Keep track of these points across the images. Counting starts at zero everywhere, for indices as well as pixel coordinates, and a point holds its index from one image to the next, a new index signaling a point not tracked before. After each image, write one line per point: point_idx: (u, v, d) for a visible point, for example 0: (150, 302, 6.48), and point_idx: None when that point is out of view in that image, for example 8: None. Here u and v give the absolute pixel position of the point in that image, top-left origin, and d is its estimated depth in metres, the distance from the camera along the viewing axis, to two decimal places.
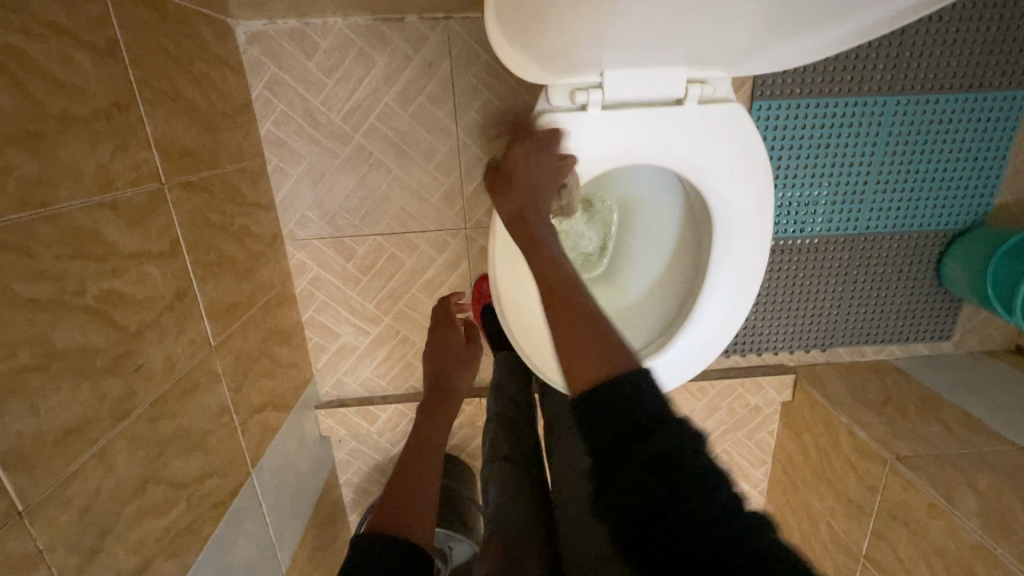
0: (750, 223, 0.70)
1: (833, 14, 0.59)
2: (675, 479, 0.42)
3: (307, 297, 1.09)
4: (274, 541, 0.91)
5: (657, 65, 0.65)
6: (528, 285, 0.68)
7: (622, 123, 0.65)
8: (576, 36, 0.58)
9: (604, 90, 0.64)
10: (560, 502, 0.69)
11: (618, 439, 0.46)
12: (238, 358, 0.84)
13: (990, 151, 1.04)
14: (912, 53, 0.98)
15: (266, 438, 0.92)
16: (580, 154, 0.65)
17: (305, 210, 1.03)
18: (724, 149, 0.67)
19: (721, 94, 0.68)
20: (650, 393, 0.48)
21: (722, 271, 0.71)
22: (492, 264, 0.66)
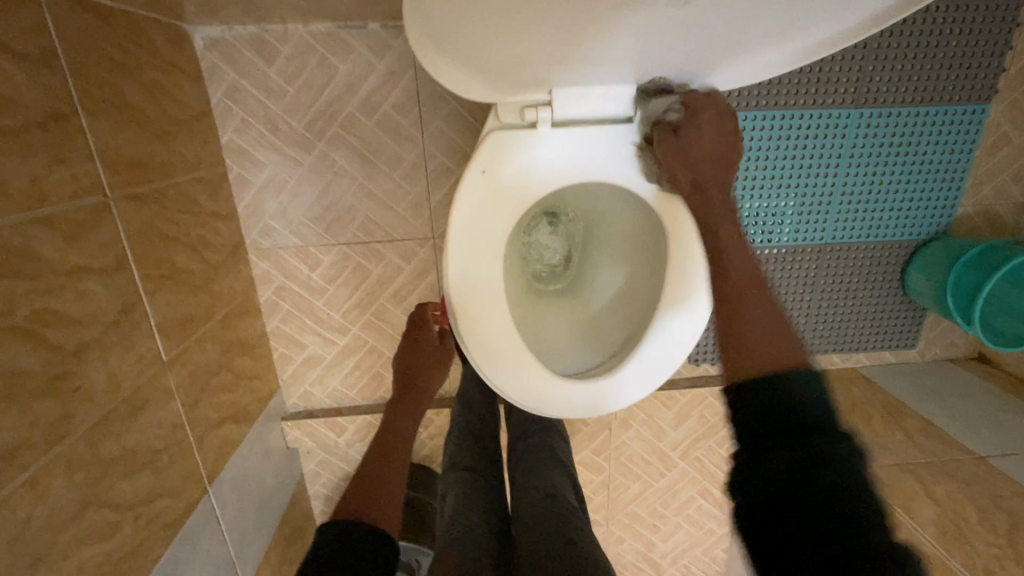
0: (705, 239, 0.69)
1: (778, 35, 0.60)
2: (815, 485, 0.40)
3: (272, 306, 1.07)
4: (234, 558, 0.89)
5: (606, 84, 0.65)
6: (484, 298, 0.66)
7: (574, 140, 0.65)
8: (524, 57, 0.57)
9: (554, 108, 0.64)
10: (521, 516, 0.69)
11: (767, 425, 0.44)
12: (194, 372, 0.82)
13: (953, 163, 1.06)
14: (874, 67, 0.99)
15: (226, 453, 0.90)
16: (536, 169, 0.65)
17: (269, 219, 1.01)
18: None
19: None
20: (821, 392, 0.44)
21: (681, 283, 0.70)
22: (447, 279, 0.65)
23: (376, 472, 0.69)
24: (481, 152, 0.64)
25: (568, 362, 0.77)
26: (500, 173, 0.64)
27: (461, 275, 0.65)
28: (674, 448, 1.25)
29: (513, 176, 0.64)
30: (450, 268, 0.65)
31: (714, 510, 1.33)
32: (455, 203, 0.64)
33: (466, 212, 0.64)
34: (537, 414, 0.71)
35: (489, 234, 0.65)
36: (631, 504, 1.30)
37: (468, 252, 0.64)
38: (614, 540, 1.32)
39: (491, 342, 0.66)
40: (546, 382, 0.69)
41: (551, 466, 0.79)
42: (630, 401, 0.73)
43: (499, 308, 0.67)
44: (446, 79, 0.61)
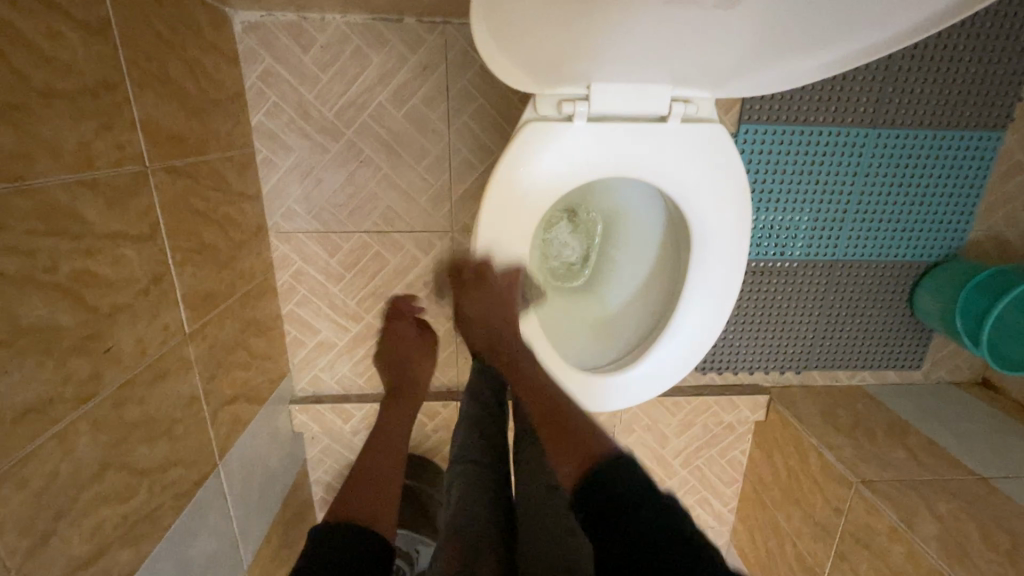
0: (727, 244, 0.70)
1: (808, 41, 0.61)
2: (659, 536, 0.52)
3: (289, 290, 1.09)
4: (237, 535, 0.89)
5: (641, 81, 0.65)
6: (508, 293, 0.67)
7: (609, 133, 0.65)
8: (566, 31, 0.57)
9: (590, 102, 0.64)
10: (525, 516, 0.69)
11: (610, 499, 0.57)
12: (212, 348, 0.83)
13: (966, 188, 1.08)
14: (894, 89, 1.01)
15: (237, 430, 0.91)
16: (565, 164, 0.64)
17: (292, 203, 1.03)
18: (709, 168, 0.67)
19: (704, 113, 0.68)
20: (631, 473, 0.58)
21: (699, 283, 0.71)
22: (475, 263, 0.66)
23: (374, 469, 0.69)
24: (516, 145, 0.64)
25: (582, 355, 0.79)
26: (530, 169, 0.64)
27: (490, 268, 0.66)
28: (675, 455, 1.26)
29: (544, 166, 0.64)
30: (478, 260, 0.66)
31: (712, 520, 1.33)
32: (488, 191, 0.64)
33: (497, 203, 0.64)
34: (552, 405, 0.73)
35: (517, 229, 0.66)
36: None
37: (494, 245, 0.66)
38: None
39: None
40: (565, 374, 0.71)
41: (552, 465, 0.78)
42: (640, 398, 0.75)
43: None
44: (490, 64, 0.61)
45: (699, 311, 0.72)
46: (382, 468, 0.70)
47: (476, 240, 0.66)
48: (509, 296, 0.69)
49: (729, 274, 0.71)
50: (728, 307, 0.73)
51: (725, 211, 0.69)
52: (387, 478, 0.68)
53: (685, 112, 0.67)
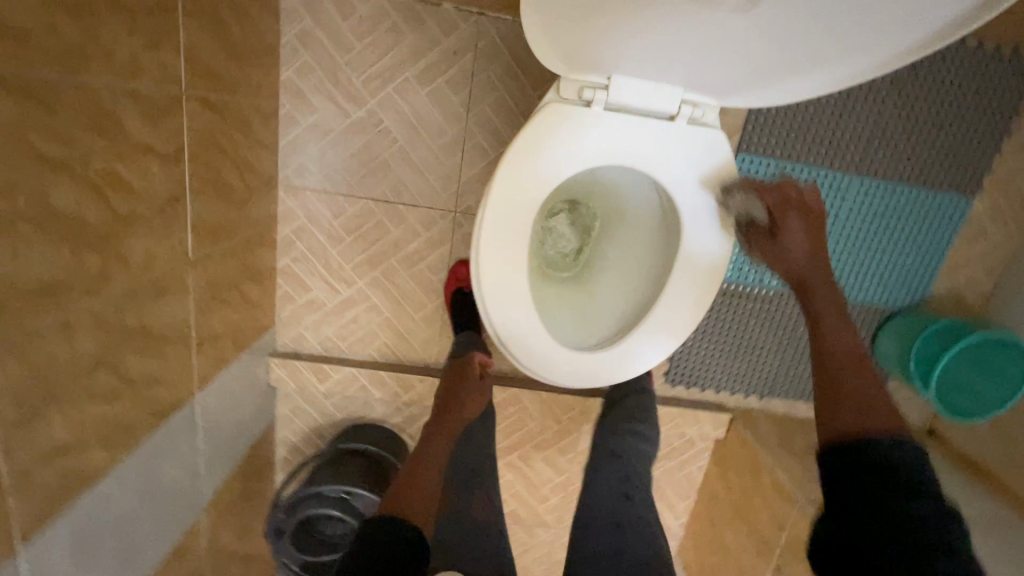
0: (711, 243, 0.76)
1: (810, 61, 0.67)
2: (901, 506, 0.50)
3: (288, 244, 1.11)
4: (201, 470, 0.90)
5: (657, 81, 0.71)
6: (507, 259, 0.72)
7: (620, 123, 0.71)
8: (599, 19, 0.62)
9: (609, 92, 0.70)
10: (596, 500, 0.89)
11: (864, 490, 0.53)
12: (210, 281, 0.85)
13: (936, 243, 1.16)
14: (882, 143, 1.10)
15: (218, 367, 0.92)
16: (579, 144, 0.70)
17: (306, 160, 1.06)
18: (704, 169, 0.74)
19: (707, 119, 0.75)
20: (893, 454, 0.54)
21: (684, 279, 0.77)
22: (481, 226, 0.71)
23: (418, 476, 0.75)
24: (535, 119, 0.69)
25: (564, 336, 0.82)
26: (545, 146, 0.69)
27: (494, 232, 0.70)
28: None
29: (559, 144, 0.69)
30: (484, 222, 0.70)
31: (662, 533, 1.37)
32: (502, 160, 0.69)
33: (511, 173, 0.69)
34: (530, 373, 0.76)
35: (524, 198, 0.70)
36: None
37: (502, 210, 0.70)
38: None
39: (505, 293, 0.72)
40: (549, 346, 0.75)
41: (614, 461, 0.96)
42: (614, 380, 0.79)
43: (519, 270, 0.72)
44: (528, 35, 0.66)
45: (681, 306, 0.77)
46: (425, 475, 0.76)
47: (484, 205, 0.70)
48: (803, 233, 0.71)
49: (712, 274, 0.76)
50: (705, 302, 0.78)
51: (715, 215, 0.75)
52: (422, 483, 0.74)
53: (691, 115, 0.73)
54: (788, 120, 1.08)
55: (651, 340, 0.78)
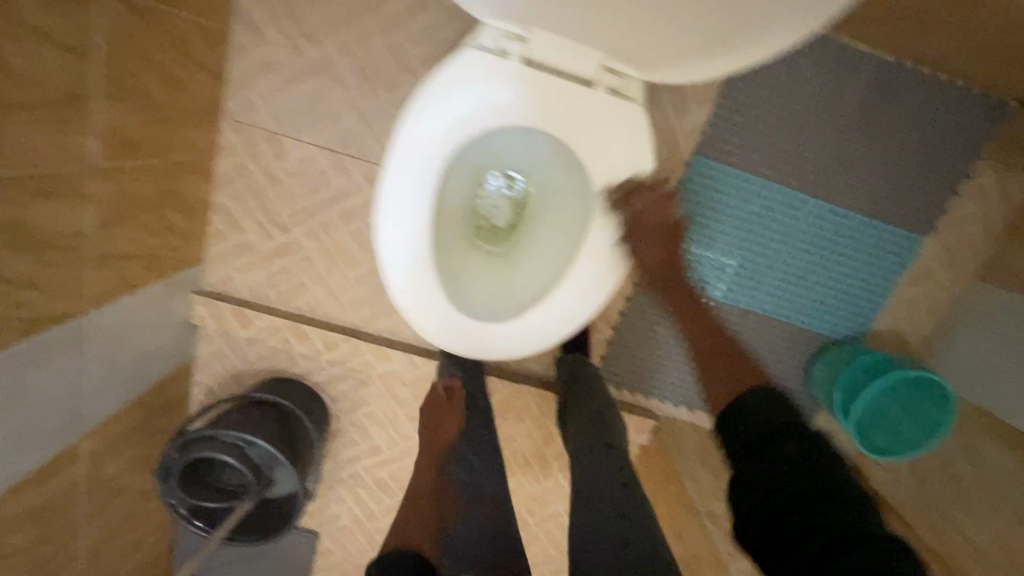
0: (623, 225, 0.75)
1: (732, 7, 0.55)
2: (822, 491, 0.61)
3: (225, 179, 1.07)
4: (86, 393, 0.86)
5: (578, 41, 0.68)
6: (408, 208, 0.70)
7: (536, 82, 0.69)
8: None
9: (526, 46, 0.68)
10: (595, 502, 0.79)
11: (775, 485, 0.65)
12: (121, 197, 0.82)
13: (879, 276, 1.15)
14: (838, 167, 1.09)
15: (122, 290, 0.89)
16: (488, 101, 0.69)
17: (253, 95, 1.02)
18: (619, 145, 0.72)
19: (628, 91, 0.71)
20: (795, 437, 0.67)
21: (587, 259, 0.76)
22: (384, 172, 0.69)
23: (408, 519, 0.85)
24: (450, 65, 0.67)
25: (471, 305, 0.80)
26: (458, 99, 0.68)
27: (396, 178, 0.69)
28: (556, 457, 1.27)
29: (470, 97, 0.69)
30: (387, 166, 0.68)
31: None
32: (411, 105, 0.67)
33: (419, 120, 0.68)
34: (422, 333, 0.74)
35: (430, 149, 0.69)
36: None
37: (406, 158, 0.69)
38: None
39: (401, 244, 0.70)
40: (440, 305, 0.74)
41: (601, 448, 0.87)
42: (508, 353, 0.77)
43: (419, 222, 0.71)
44: None
45: (581, 286, 0.77)
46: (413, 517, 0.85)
47: (390, 150, 0.68)
48: (652, 241, 0.85)
49: (616, 257, 0.75)
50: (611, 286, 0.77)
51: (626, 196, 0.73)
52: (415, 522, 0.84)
53: (610, 84, 0.70)
54: (747, 128, 1.06)
55: (547, 316, 0.76)
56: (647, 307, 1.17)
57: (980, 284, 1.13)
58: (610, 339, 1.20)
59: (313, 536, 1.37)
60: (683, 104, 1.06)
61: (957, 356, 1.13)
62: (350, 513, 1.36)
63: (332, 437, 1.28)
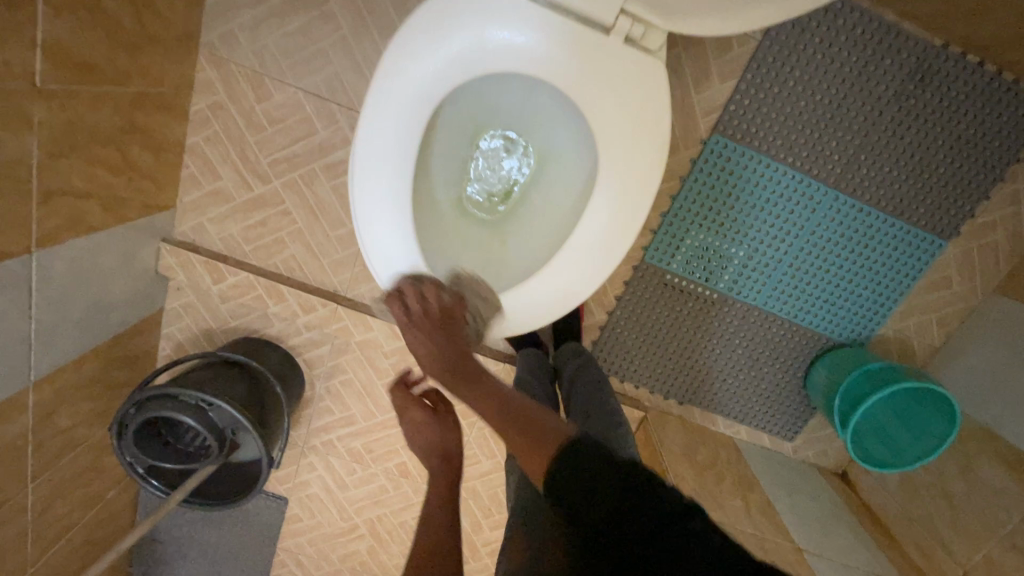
0: (627, 199, 0.67)
1: None
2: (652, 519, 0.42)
3: (201, 120, 0.99)
4: (34, 340, 0.80)
5: None
6: (388, 163, 0.63)
7: (543, 23, 0.60)
8: None
9: None
10: None
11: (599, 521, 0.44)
12: (72, 126, 0.73)
13: (893, 280, 1.08)
14: (865, 157, 1.01)
15: (76, 230, 0.81)
16: (485, 40, 0.60)
17: (235, 27, 0.93)
18: (632, 107, 0.64)
19: (647, 43, 0.63)
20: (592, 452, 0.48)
21: (582, 238, 0.69)
22: (363, 116, 0.61)
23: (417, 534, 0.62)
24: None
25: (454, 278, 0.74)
26: (452, 43, 0.60)
27: (376, 124, 0.61)
28: None
29: (466, 34, 0.60)
30: (368, 110, 0.61)
31: None
32: (397, 40, 0.59)
33: (407, 66, 0.60)
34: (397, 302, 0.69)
35: (417, 99, 0.61)
36: (474, 481, 1.25)
37: (391, 105, 0.61)
38: None
39: (379, 201, 0.64)
40: (419, 278, 0.68)
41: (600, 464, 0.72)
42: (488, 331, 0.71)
43: (401, 184, 0.64)
44: None
45: (575, 264, 0.69)
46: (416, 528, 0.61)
47: (371, 90, 0.61)
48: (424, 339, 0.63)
49: (616, 238, 0.68)
50: (608, 267, 0.70)
51: (631, 173, 0.66)
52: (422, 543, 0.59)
53: (628, 32, 0.62)
54: (772, 108, 0.98)
55: (534, 296, 0.71)
56: (645, 293, 1.11)
57: (1000, 296, 1.07)
58: (603, 324, 1.14)
59: (283, 502, 1.34)
60: (705, 76, 0.97)
61: (965, 370, 1.07)
62: (322, 481, 1.31)
63: (306, 403, 1.23)
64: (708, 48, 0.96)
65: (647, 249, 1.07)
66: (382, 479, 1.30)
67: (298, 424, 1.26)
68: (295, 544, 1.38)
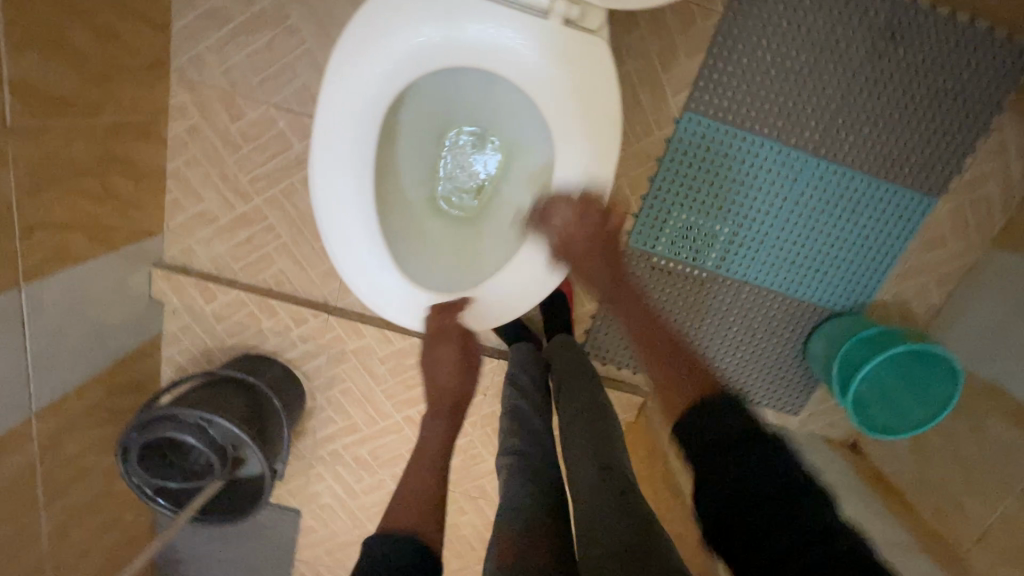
0: (587, 181, 0.67)
1: None
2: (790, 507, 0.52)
3: (179, 144, 1.01)
4: (31, 371, 0.82)
5: None
6: (345, 168, 0.64)
7: (481, 14, 0.61)
8: None
9: None
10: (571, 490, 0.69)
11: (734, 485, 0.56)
12: (49, 160, 0.75)
13: (883, 243, 1.07)
14: (842, 121, 0.99)
15: (64, 261, 0.83)
16: (427, 36, 0.60)
17: (202, 50, 0.95)
18: (580, 88, 0.64)
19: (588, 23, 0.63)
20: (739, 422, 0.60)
21: (549, 225, 0.69)
22: (316, 125, 0.62)
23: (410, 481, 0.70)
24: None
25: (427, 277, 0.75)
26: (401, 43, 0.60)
27: (329, 131, 0.62)
28: None
29: (405, 31, 0.60)
30: (319, 118, 0.62)
31: None
32: (339, 46, 0.60)
33: (357, 71, 0.60)
34: (370, 305, 0.70)
35: (372, 103, 0.62)
36: (482, 479, 1.26)
37: (342, 111, 0.62)
38: (454, 509, 1.28)
39: (340, 207, 0.65)
40: (389, 277, 0.69)
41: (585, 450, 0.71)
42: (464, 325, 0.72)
43: (360, 187, 0.65)
44: None
45: (547, 252, 0.70)
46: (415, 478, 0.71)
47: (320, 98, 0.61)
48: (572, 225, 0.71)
49: (581, 222, 0.69)
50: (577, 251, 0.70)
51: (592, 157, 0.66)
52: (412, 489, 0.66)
53: (567, 14, 0.62)
54: (743, 80, 0.97)
55: (508, 285, 0.72)
56: (632, 277, 1.10)
57: (997, 251, 1.05)
58: (594, 312, 1.14)
59: (296, 514, 1.35)
60: (672, 54, 0.97)
61: (967, 329, 1.05)
62: (332, 491, 1.32)
63: (308, 415, 1.24)
64: (672, 25, 0.95)
65: (630, 233, 1.07)
66: (391, 484, 1.30)
67: (302, 436, 1.27)
68: (312, 555, 1.40)
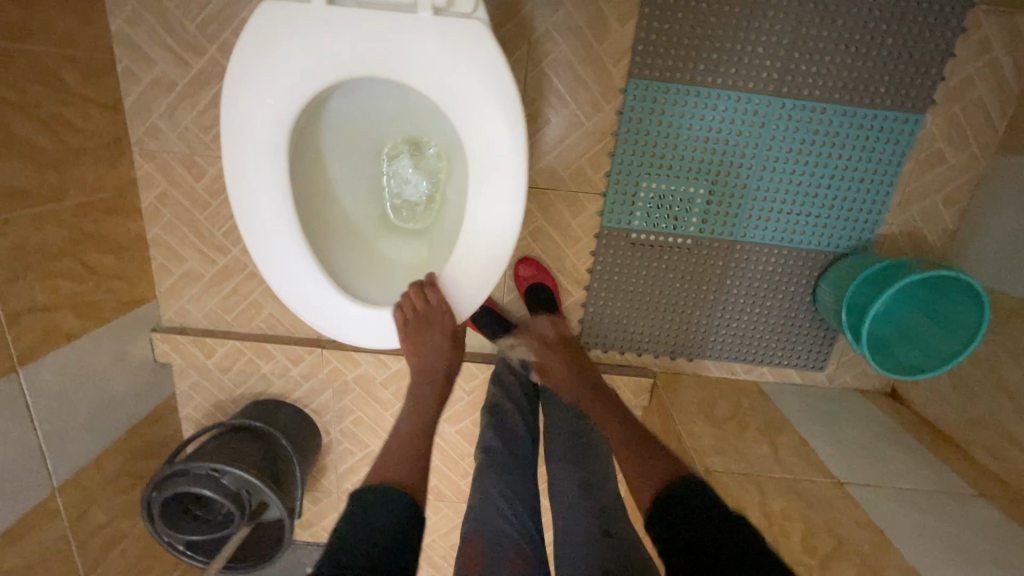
0: (500, 163, 0.67)
1: None
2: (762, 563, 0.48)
3: (153, 212, 1.05)
4: (43, 450, 0.86)
5: None
6: (264, 197, 0.67)
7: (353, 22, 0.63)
8: None
9: None
10: (556, 487, 0.67)
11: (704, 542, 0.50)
12: (20, 249, 0.80)
13: (874, 173, 0.99)
14: (801, 53, 0.93)
15: (55, 342, 0.87)
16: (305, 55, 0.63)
17: (155, 119, 0.99)
18: (469, 72, 0.64)
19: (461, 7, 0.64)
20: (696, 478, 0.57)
21: (474, 218, 0.69)
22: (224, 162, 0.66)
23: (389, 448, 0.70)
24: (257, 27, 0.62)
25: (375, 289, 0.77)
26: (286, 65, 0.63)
27: (239, 164, 0.66)
28: None
29: (284, 54, 0.63)
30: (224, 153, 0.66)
31: None
32: (226, 84, 0.64)
33: (254, 101, 0.64)
34: (315, 325, 0.72)
35: (272, 132, 0.66)
36: None
37: (248, 144, 0.65)
38: None
39: (264, 234, 0.69)
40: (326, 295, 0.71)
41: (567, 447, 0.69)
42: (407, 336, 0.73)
43: (280, 211, 0.68)
44: None
45: (481, 246, 0.70)
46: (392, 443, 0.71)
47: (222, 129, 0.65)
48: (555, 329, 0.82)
49: (504, 207, 0.68)
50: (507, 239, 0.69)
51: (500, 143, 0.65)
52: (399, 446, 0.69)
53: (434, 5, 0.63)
54: (682, 34, 0.93)
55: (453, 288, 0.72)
56: (615, 258, 1.07)
57: (1005, 156, 0.96)
58: (584, 301, 1.11)
59: None
60: (604, 23, 0.94)
61: (987, 246, 0.96)
62: None
63: (326, 450, 1.26)
64: None
65: (603, 214, 1.04)
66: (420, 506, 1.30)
67: (326, 471, 1.29)
68: None
